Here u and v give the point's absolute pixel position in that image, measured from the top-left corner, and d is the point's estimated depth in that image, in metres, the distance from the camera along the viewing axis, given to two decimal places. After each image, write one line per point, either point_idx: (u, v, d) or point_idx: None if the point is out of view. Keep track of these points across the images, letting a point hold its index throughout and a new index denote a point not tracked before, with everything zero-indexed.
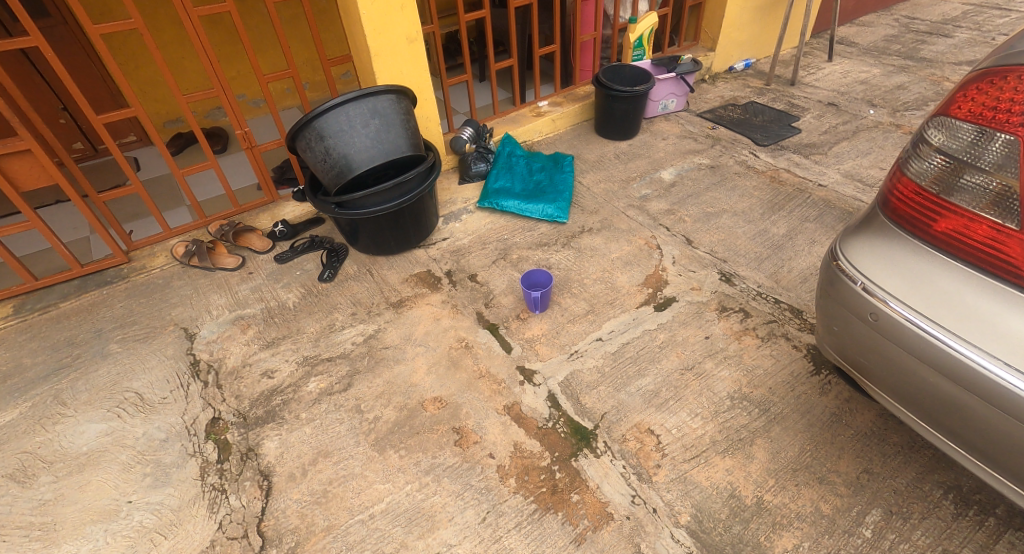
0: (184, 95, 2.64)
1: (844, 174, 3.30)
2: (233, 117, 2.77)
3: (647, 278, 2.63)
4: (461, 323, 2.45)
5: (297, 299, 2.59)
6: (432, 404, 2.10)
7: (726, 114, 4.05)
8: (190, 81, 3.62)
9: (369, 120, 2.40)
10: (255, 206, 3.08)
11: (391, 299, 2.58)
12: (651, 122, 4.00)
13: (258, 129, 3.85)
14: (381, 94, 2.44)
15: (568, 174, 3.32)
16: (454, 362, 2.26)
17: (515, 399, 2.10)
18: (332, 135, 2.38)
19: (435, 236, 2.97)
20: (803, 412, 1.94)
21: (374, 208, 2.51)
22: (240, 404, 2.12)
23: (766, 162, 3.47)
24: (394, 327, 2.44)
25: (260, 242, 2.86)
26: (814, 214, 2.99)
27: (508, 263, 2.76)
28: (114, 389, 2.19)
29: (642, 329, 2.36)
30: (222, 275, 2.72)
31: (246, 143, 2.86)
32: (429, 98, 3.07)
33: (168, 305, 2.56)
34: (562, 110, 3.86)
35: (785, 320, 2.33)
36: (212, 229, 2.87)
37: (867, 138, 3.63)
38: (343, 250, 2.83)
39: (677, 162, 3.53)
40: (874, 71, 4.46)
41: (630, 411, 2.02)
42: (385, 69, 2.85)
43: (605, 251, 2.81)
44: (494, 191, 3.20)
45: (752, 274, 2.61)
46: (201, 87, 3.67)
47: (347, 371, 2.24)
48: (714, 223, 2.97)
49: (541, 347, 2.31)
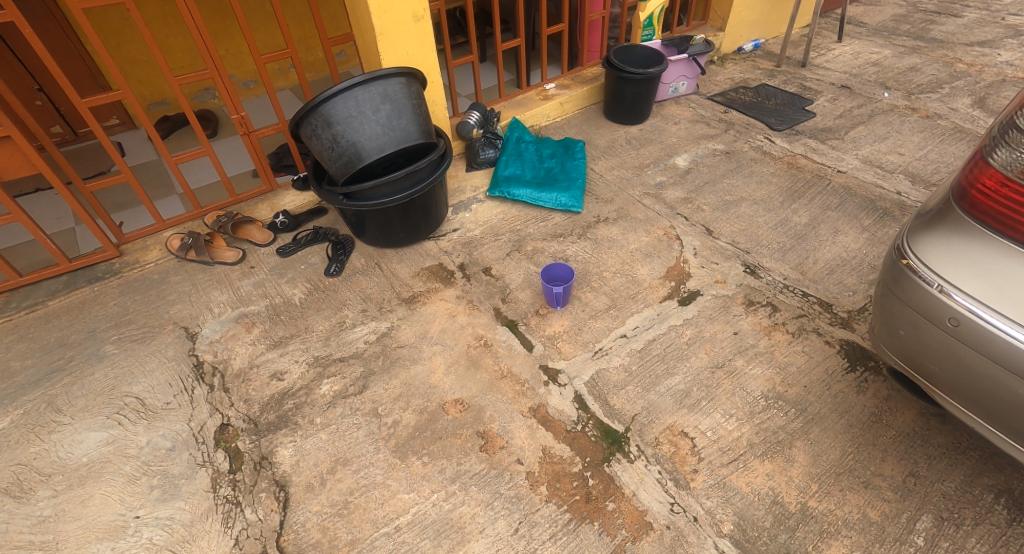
0: (175, 76, 2.42)
1: (864, 160, 3.22)
2: (227, 101, 2.59)
3: (669, 271, 2.54)
4: (478, 320, 2.35)
5: (304, 295, 2.46)
6: (453, 407, 2.01)
7: (738, 97, 3.93)
8: (178, 62, 3.41)
9: (379, 105, 2.25)
10: (253, 195, 2.90)
11: (402, 295, 2.46)
12: (661, 106, 3.87)
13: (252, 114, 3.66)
14: (392, 77, 2.28)
15: (580, 160, 3.19)
16: (473, 361, 2.17)
17: (540, 400, 2.01)
18: (340, 122, 2.22)
19: (445, 228, 2.85)
20: (841, 411, 1.89)
21: (383, 199, 2.39)
22: (250, 409, 1.99)
23: (782, 147, 3.38)
24: (408, 324, 2.33)
25: (261, 235, 2.70)
26: (836, 202, 2.91)
27: (523, 256, 2.66)
28: (112, 394, 2.03)
29: (668, 325, 2.28)
30: (221, 270, 2.56)
31: (242, 128, 2.68)
32: (436, 80, 2.91)
33: (165, 302, 2.40)
34: (570, 93, 3.72)
35: (815, 315, 2.27)
36: (209, 220, 2.70)
37: (884, 122, 3.55)
38: (349, 243, 2.70)
39: (690, 147, 3.42)
40: (885, 52, 4.36)
41: (662, 413, 1.95)
42: (391, 51, 2.69)
43: (623, 242, 2.71)
44: (504, 178, 3.06)
45: (776, 266, 2.53)
46: (189, 67, 3.46)
47: (362, 372, 2.13)
48: (734, 212, 2.88)
49: (564, 345, 2.22)
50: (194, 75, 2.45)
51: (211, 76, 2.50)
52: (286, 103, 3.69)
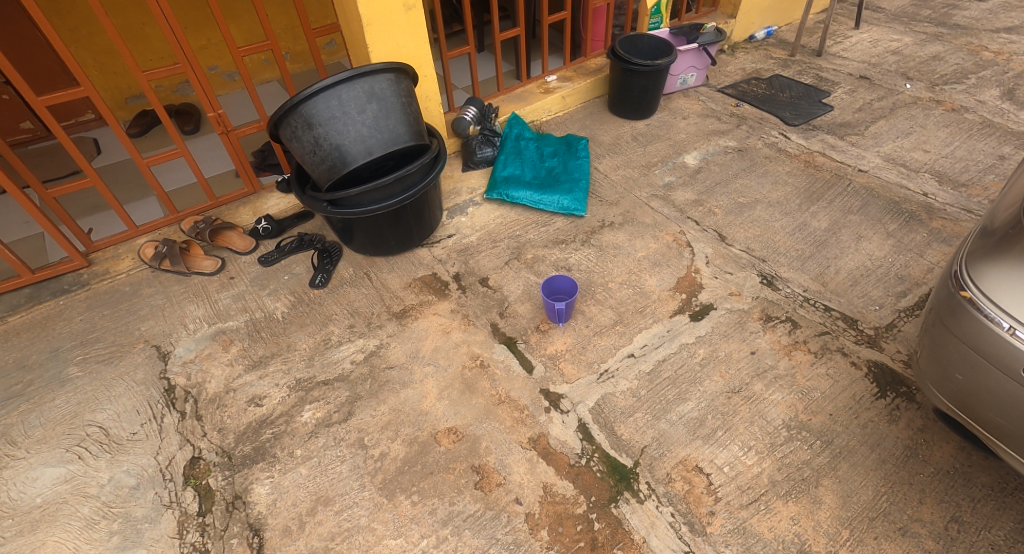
0: (144, 72, 2.21)
1: (886, 158, 3.02)
2: (203, 98, 2.38)
3: (679, 281, 2.36)
4: (474, 337, 2.17)
5: (286, 309, 2.29)
6: (446, 437, 1.84)
7: (750, 89, 3.72)
8: (157, 53, 3.22)
9: (365, 104, 2.04)
10: (234, 198, 2.70)
11: (393, 309, 2.29)
12: (669, 99, 3.66)
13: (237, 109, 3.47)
14: (379, 74, 2.07)
15: (583, 159, 2.99)
16: (468, 386, 2.00)
17: (541, 430, 1.84)
18: (322, 123, 2.02)
19: (440, 233, 2.66)
20: (872, 445, 1.73)
21: (371, 206, 2.21)
22: (224, 440, 1.82)
23: (799, 144, 3.18)
24: (398, 342, 2.16)
25: (242, 242, 2.52)
26: (858, 205, 2.72)
27: (523, 265, 2.48)
28: (73, 423, 1.86)
29: (679, 344, 2.10)
30: (198, 281, 2.38)
31: (220, 127, 2.48)
32: (429, 74, 2.71)
33: (137, 318, 2.22)
34: (573, 86, 3.51)
35: (839, 333, 2.09)
36: (186, 227, 2.50)
37: (906, 116, 3.34)
38: (336, 250, 2.52)
39: (701, 144, 3.22)
40: (906, 40, 4.13)
41: (674, 445, 1.78)
42: (380, 43, 2.49)
43: (629, 250, 2.53)
44: (502, 179, 2.86)
45: (795, 276, 2.35)
46: (169, 58, 3.27)
47: (348, 397, 1.96)
48: (748, 216, 2.69)
49: (566, 367, 2.05)
50: (164, 70, 2.24)
51: (183, 71, 2.28)
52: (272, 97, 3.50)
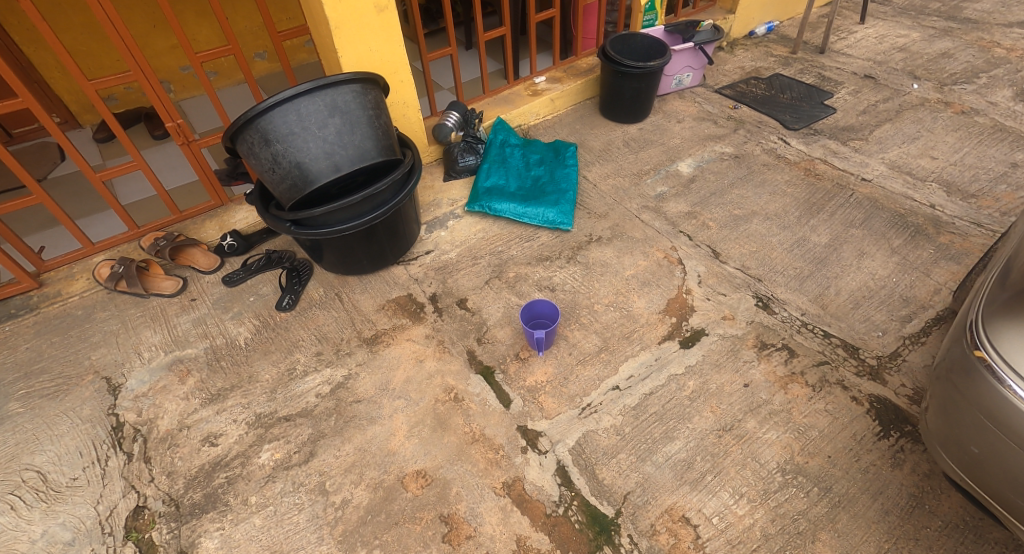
0: (91, 80, 2.05)
1: (891, 166, 2.86)
2: (159, 107, 2.23)
3: (669, 303, 2.22)
4: (448, 367, 2.03)
5: (250, 335, 2.15)
6: (414, 481, 1.71)
7: (749, 90, 3.54)
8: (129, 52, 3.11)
9: (328, 119, 1.89)
10: (199, 212, 2.54)
11: (364, 335, 2.15)
12: (663, 101, 3.48)
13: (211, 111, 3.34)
14: (342, 84, 1.91)
15: (571, 168, 2.83)
16: (440, 422, 1.86)
17: (516, 473, 1.71)
18: (280, 139, 1.86)
19: (417, 249, 2.51)
20: (873, 493, 1.60)
21: (338, 225, 2.07)
22: (172, 486, 1.69)
23: (799, 150, 3.02)
24: (368, 372, 2.02)
25: (205, 260, 2.38)
26: (860, 217, 2.57)
27: (504, 284, 2.34)
28: (10, 467, 1.73)
29: (667, 375, 1.96)
30: (157, 304, 2.24)
31: (180, 138, 2.32)
32: (404, 79, 2.55)
33: (88, 345, 2.08)
34: (562, 88, 3.33)
35: (839, 363, 1.95)
36: (146, 244, 2.36)
37: (913, 119, 3.18)
38: (306, 269, 2.37)
39: (696, 150, 3.05)
40: (913, 35, 3.94)
41: (659, 491, 1.65)
42: (351, 48, 2.32)
43: (617, 267, 2.38)
44: (485, 190, 2.70)
45: (792, 298, 2.21)
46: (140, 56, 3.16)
47: (310, 435, 1.83)
48: (744, 230, 2.54)
49: (546, 400, 1.91)
50: (114, 78, 2.08)
51: (135, 78, 2.12)
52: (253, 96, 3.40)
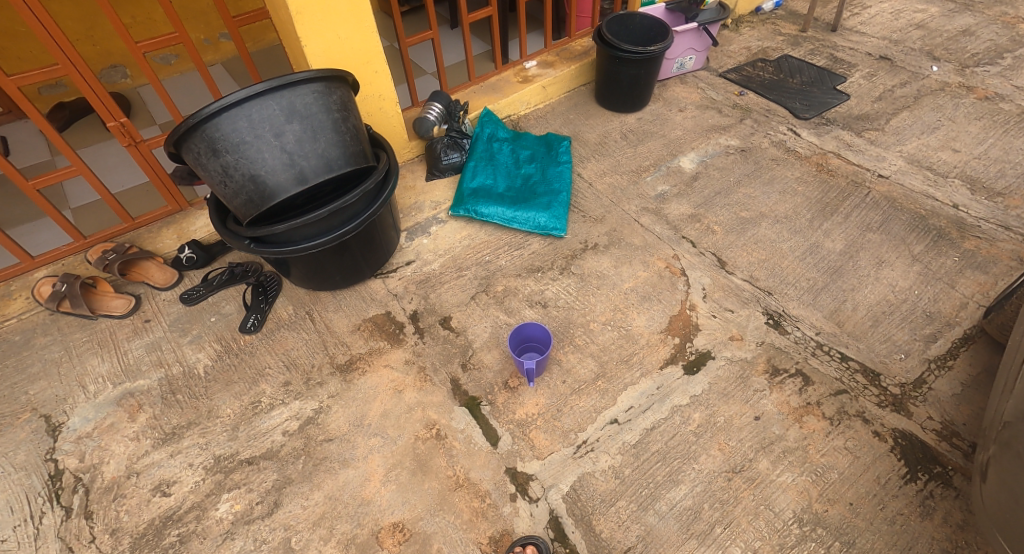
0: (12, 76, 1.80)
1: (909, 160, 2.65)
2: (98, 104, 1.98)
3: (672, 321, 2.03)
4: (430, 399, 1.84)
5: (210, 362, 1.94)
6: (391, 536, 1.55)
7: (756, 74, 3.29)
8: (73, 32, 2.84)
9: (285, 125, 1.65)
10: (155, 218, 2.30)
11: (337, 361, 1.95)
12: (663, 87, 3.23)
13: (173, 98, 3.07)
14: (301, 84, 1.66)
15: (565, 165, 2.59)
16: (421, 464, 1.68)
17: (505, 526, 1.55)
18: (230, 149, 1.63)
19: (396, 260, 2.29)
20: (900, 548, 1.45)
21: (304, 243, 1.84)
22: (116, 545, 1.53)
23: (810, 143, 2.79)
24: (341, 405, 1.83)
25: (161, 275, 2.16)
26: (878, 219, 2.37)
27: (492, 300, 2.13)
28: None
29: (671, 407, 1.78)
30: (105, 327, 2.03)
31: (126, 139, 2.07)
32: (379, 70, 2.30)
33: (27, 378, 1.88)
34: (554, 74, 3.06)
35: (859, 392, 1.77)
36: (93, 257, 2.13)
37: (932, 106, 2.95)
38: (273, 285, 2.15)
39: (698, 143, 2.82)
40: (931, 11, 3.68)
41: (663, 546, 1.50)
42: (317, 36, 2.06)
43: (615, 280, 2.18)
44: (470, 192, 2.47)
45: (805, 314, 2.02)
46: (89, 37, 2.89)
47: (274, 482, 1.65)
48: (752, 235, 2.34)
49: (538, 436, 1.74)
50: (40, 73, 1.83)
51: (66, 72, 1.87)
52: (219, 79, 3.13)
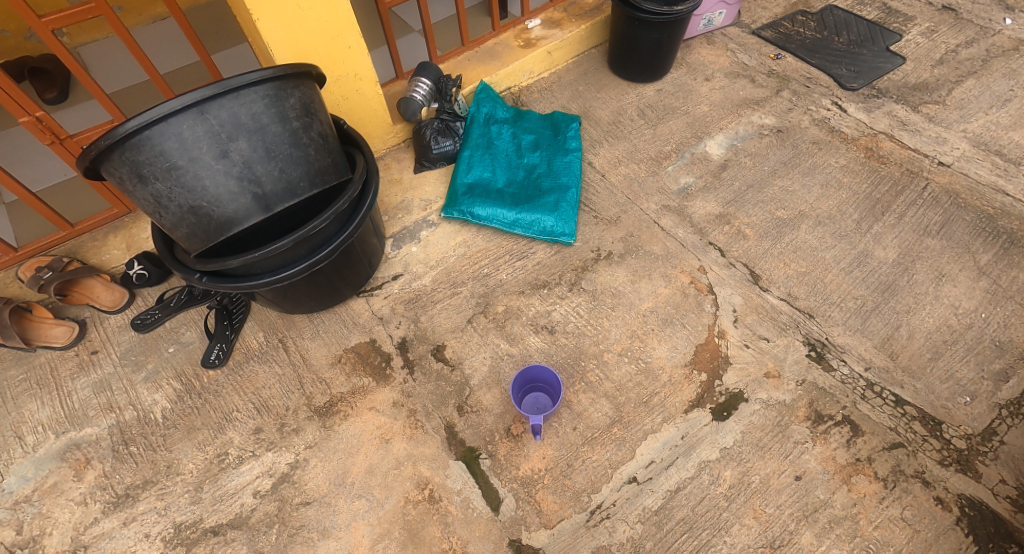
0: None
1: (975, 142, 2.28)
2: (7, 101, 1.61)
3: (696, 351, 1.77)
4: (421, 452, 1.61)
5: (169, 406, 1.70)
6: None
7: (795, 31, 2.84)
8: None
9: (228, 143, 1.31)
10: (99, 223, 2.00)
11: (315, 404, 1.71)
12: (688, 48, 2.79)
13: (123, 60, 2.68)
14: (247, 89, 1.31)
15: (574, 154, 2.24)
16: (412, 535, 1.48)
17: None
18: (161, 175, 1.30)
19: (381, 274, 2.00)
20: None
21: (268, 275, 1.55)
22: None
23: (858, 121, 2.41)
24: (319, 459, 1.61)
25: (108, 296, 1.89)
26: (938, 220, 2.04)
27: (492, 324, 1.86)
28: None
29: (697, 462, 1.55)
30: (47, 361, 1.78)
31: (47, 136, 1.74)
32: (352, 45, 1.92)
33: None
34: (562, 36, 2.63)
35: (918, 447, 1.54)
36: (26, 276, 1.83)
37: (1003, 71, 2.54)
38: (240, 308, 1.88)
39: (728, 121, 2.44)
40: None
41: None
42: (271, 8, 1.67)
43: (633, 299, 1.89)
44: (465, 189, 2.13)
45: (853, 343, 1.75)
46: None
47: None
48: (790, 240, 2.02)
49: (544, 499, 1.52)
50: None
51: None
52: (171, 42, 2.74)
